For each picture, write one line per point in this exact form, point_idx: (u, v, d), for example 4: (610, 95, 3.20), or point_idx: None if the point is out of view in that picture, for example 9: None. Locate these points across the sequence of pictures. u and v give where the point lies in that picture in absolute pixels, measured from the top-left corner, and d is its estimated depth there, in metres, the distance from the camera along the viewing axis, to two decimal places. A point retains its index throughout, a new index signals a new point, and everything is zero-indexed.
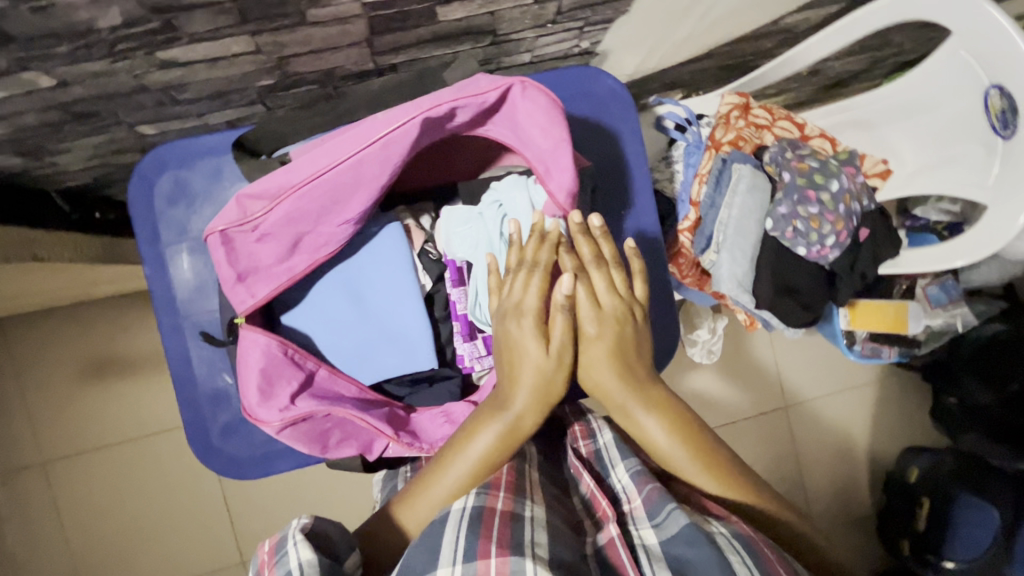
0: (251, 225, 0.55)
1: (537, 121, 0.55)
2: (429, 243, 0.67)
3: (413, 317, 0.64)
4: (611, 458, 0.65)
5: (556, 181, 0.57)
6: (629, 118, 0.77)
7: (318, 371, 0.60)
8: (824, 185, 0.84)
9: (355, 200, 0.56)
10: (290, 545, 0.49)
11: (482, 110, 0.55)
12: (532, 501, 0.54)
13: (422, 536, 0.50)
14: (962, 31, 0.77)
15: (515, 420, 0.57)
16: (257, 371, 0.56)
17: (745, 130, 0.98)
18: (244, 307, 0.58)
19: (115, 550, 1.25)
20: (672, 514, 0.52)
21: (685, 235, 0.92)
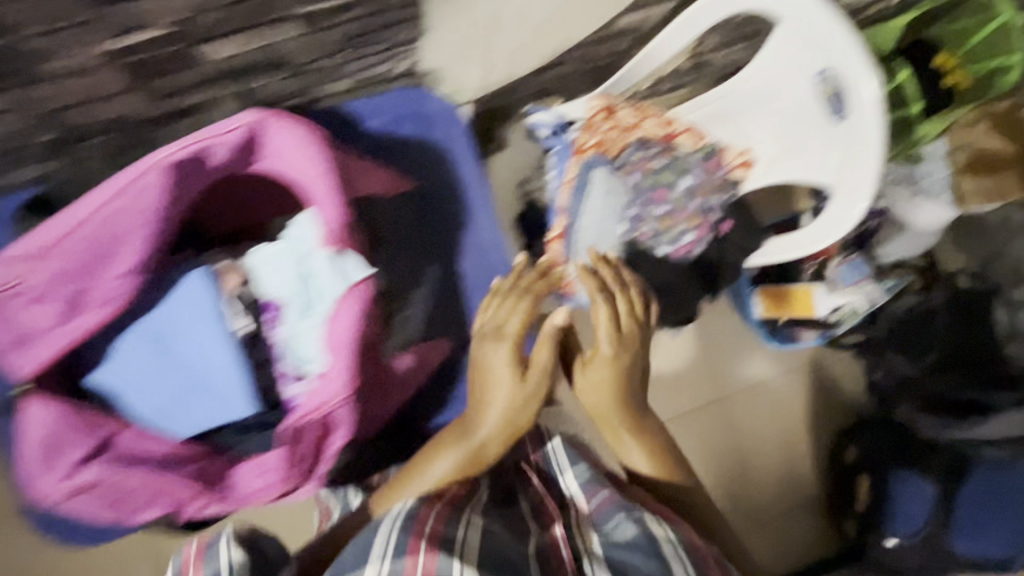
0: (16, 290, 0.53)
1: (293, 150, 0.55)
2: (246, 285, 0.65)
3: (224, 366, 0.61)
4: (560, 464, 0.77)
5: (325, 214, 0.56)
6: (459, 134, 0.78)
7: (120, 433, 0.58)
8: (671, 183, 0.84)
9: (126, 252, 0.56)
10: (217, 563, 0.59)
11: (236, 145, 0.55)
12: (470, 513, 0.61)
13: (355, 544, 0.57)
14: (788, 21, 0.78)
15: (480, 446, 0.68)
16: (37, 444, 0.55)
17: (611, 133, 0.97)
18: (28, 369, 0.58)
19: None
20: (620, 523, 0.63)
21: (554, 243, 0.90)
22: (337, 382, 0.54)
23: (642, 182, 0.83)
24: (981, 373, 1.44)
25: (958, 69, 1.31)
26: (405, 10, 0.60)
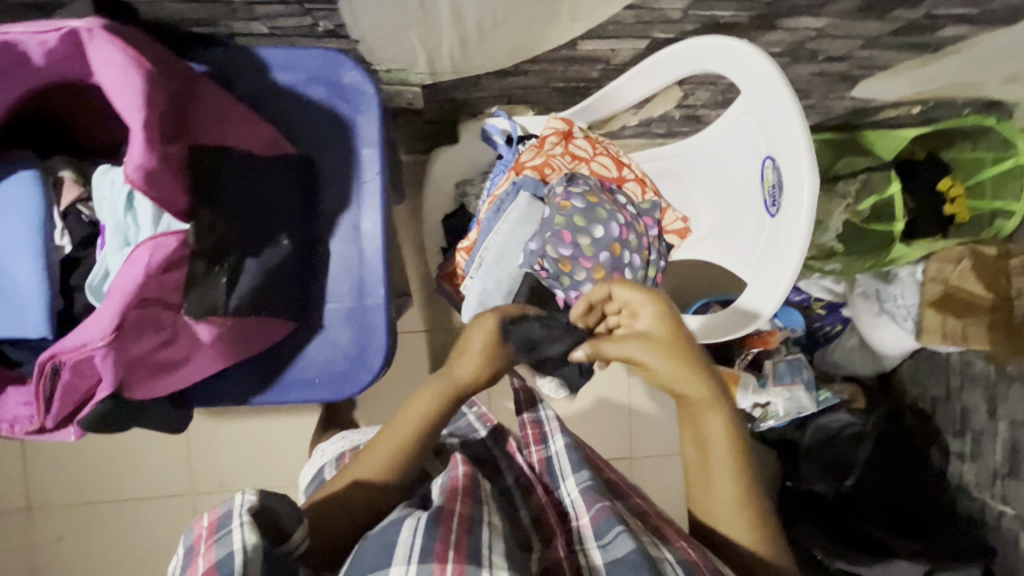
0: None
1: (111, 78, 0.49)
2: (82, 202, 0.61)
3: (23, 277, 0.57)
4: (562, 470, 0.72)
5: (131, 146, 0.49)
6: (367, 114, 0.71)
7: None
8: (585, 229, 0.77)
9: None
10: (236, 524, 0.48)
11: (60, 51, 0.49)
12: (489, 512, 0.57)
13: (377, 544, 0.51)
14: (750, 92, 0.72)
15: (453, 379, 0.66)
16: None
17: (559, 158, 0.91)
18: None
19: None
20: (618, 538, 0.55)
21: (461, 254, 0.88)
22: (98, 328, 0.50)
23: (553, 218, 0.77)
24: (892, 513, 1.36)
25: (961, 199, 1.23)
26: None
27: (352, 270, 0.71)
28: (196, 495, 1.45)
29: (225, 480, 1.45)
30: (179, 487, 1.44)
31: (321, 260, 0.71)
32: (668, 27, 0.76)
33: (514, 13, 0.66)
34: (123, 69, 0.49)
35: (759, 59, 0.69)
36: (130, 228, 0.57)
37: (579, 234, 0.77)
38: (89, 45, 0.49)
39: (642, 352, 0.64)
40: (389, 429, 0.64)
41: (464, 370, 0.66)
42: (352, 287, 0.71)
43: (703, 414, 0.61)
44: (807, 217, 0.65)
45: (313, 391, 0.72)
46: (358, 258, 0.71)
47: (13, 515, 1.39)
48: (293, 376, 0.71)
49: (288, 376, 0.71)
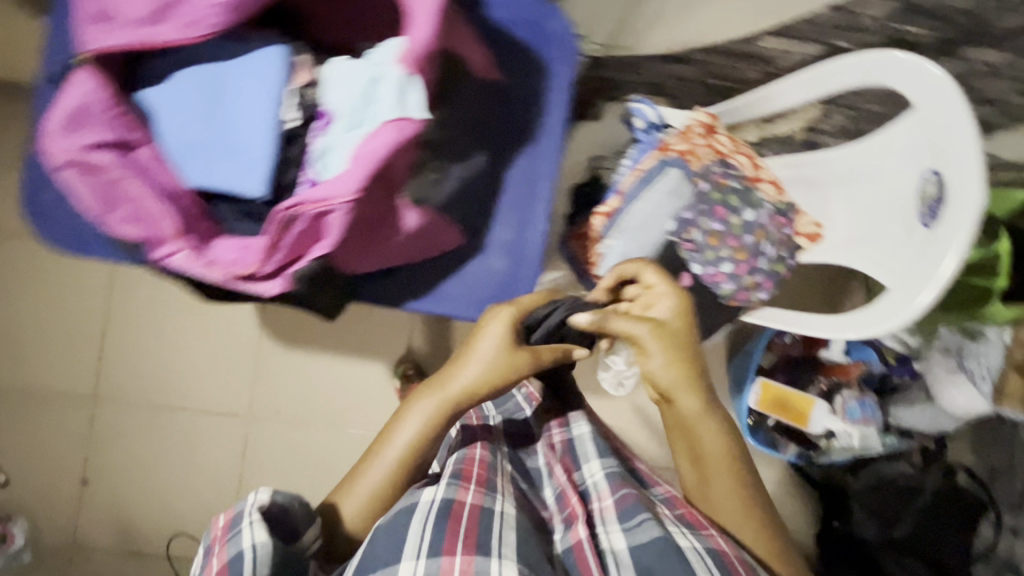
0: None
1: None
2: (311, 86, 0.66)
3: (257, 140, 0.62)
4: (587, 453, 0.77)
5: (417, 30, 0.58)
6: (564, 64, 0.74)
7: (138, 145, 0.58)
8: (737, 209, 0.81)
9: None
10: (246, 523, 0.57)
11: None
12: (502, 500, 0.65)
13: (393, 530, 0.60)
14: (923, 108, 0.74)
15: (449, 395, 0.70)
16: (70, 105, 0.54)
17: (701, 148, 0.95)
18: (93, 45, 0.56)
19: (44, 337, 1.43)
20: (644, 522, 0.62)
21: (598, 218, 0.90)
22: (347, 180, 0.54)
23: (711, 193, 0.81)
24: None
25: None
26: None
27: (521, 203, 0.75)
28: (253, 419, 1.48)
29: (282, 412, 1.49)
30: (238, 409, 1.48)
31: (497, 188, 0.75)
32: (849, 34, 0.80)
33: None
34: None
35: (946, 82, 0.70)
36: (362, 110, 0.61)
37: (731, 213, 0.81)
38: None
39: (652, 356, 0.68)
40: (387, 445, 0.69)
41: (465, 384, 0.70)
42: (519, 217, 0.75)
43: (702, 424, 0.70)
44: (955, 260, 0.68)
45: (460, 308, 0.75)
46: (529, 193, 0.75)
47: (81, 404, 1.44)
48: (445, 289, 0.75)
49: (441, 289, 0.74)
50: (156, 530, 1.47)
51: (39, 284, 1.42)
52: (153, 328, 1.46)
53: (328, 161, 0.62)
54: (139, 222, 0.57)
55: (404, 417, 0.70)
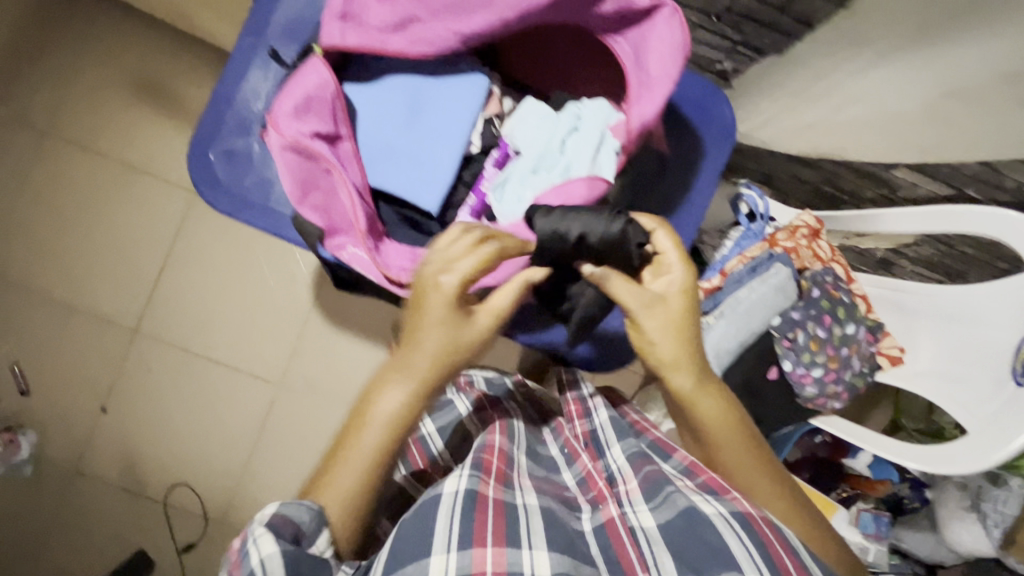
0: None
1: (661, 50, 0.56)
2: (498, 117, 0.69)
3: (445, 160, 0.66)
4: (607, 438, 0.69)
5: (640, 107, 0.57)
6: (720, 148, 0.79)
7: (344, 139, 0.61)
8: (842, 322, 0.85)
9: (480, 16, 0.57)
10: (252, 540, 0.45)
11: (627, 12, 0.56)
12: (524, 492, 0.57)
13: (415, 524, 0.51)
14: None
15: (414, 360, 0.53)
16: (303, 92, 0.57)
17: (805, 249, 0.98)
18: (329, 41, 0.58)
19: (102, 258, 1.43)
20: (668, 500, 0.55)
21: (698, 292, 0.94)
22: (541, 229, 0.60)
23: (821, 301, 0.85)
24: None
25: None
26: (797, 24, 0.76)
27: None
28: (283, 388, 1.49)
29: (311, 388, 1.50)
30: (271, 374, 1.49)
31: None
32: (980, 186, 0.85)
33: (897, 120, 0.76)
34: (676, 49, 0.56)
35: None
36: (555, 161, 0.65)
37: (835, 324, 0.85)
38: (660, 17, 0.55)
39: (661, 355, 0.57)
40: (359, 429, 0.52)
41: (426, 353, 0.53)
42: None
43: (699, 401, 0.58)
44: (1017, 448, 0.72)
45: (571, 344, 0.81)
46: None
47: (121, 333, 1.44)
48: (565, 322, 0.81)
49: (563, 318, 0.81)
50: (160, 474, 1.46)
51: (112, 208, 1.43)
52: (207, 276, 1.46)
53: (508, 195, 0.65)
54: (330, 213, 0.60)
55: (381, 391, 0.53)
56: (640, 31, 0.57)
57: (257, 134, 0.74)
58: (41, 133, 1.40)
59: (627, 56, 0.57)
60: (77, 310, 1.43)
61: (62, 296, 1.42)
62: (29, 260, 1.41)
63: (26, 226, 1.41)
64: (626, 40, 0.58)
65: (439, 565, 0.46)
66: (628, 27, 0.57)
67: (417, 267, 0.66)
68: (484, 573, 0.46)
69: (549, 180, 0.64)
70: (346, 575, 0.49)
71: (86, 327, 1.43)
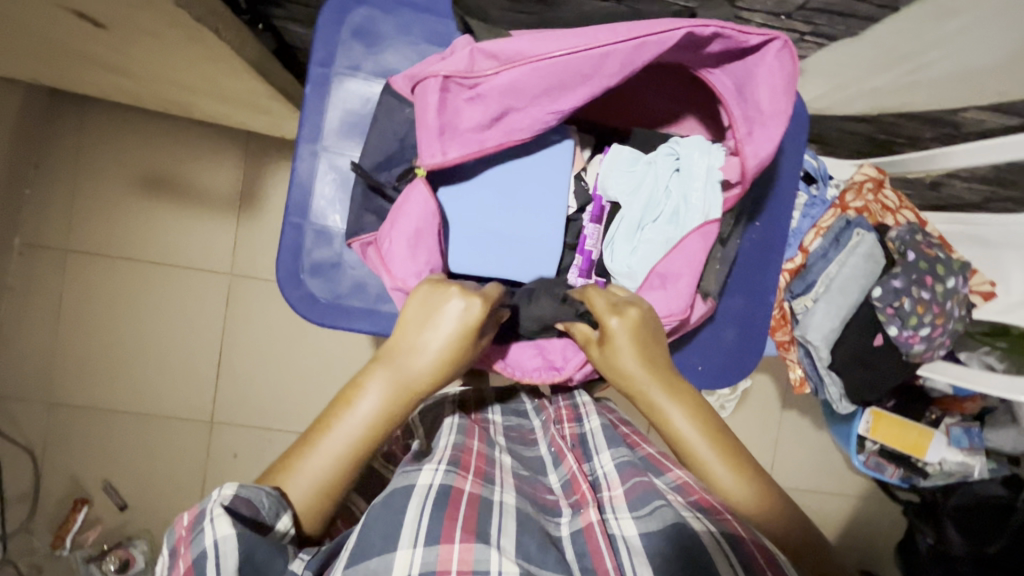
0: (472, 80, 0.54)
1: (771, 82, 0.54)
2: (585, 171, 0.67)
3: (548, 233, 0.65)
4: (597, 444, 0.66)
5: (755, 146, 0.56)
6: (798, 138, 0.76)
7: (446, 261, 0.63)
8: (942, 278, 0.86)
9: (580, 91, 0.54)
10: (208, 520, 0.43)
11: (733, 50, 0.53)
12: (502, 491, 0.55)
13: (381, 514, 0.49)
14: None
15: (410, 374, 0.53)
16: (412, 226, 0.58)
17: (873, 205, 0.95)
18: (430, 161, 0.56)
19: (157, 362, 1.41)
20: (655, 509, 0.50)
21: (783, 275, 0.93)
22: (681, 302, 0.60)
23: (918, 262, 0.85)
24: None
25: None
26: (877, 8, 0.76)
27: (758, 271, 0.78)
28: None
29: None
30: None
31: (739, 263, 0.78)
32: None
33: (982, 73, 0.75)
34: (786, 79, 0.54)
35: None
36: (660, 212, 0.63)
37: (936, 280, 0.85)
38: (769, 50, 0.53)
39: (669, 411, 0.56)
40: (325, 433, 0.51)
41: (415, 373, 0.53)
42: (747, 288, 0.78)
43: (674, 415, 0.55)
44: None
45: (688, 367, 0.78)
46: (762, 263, 0.78)
47: (199, 429, 1.43)
48: (678, 348, 0.78)
49: (675, 344, 0.77)
50: None
51: (156, 310, 1.40)
52: (264, 354, 1.43)
53: (619, 254, 0.65)
54: None
55: (359, 392, 0.52)
56: (742, 65, 0.55)
57: (340, 240, 0.72)
58: (65, 253, 1.36)
59: (732, 93, 0.55)
60: (150, 418, 1.41)
61: (129, 409, 1.41)
62: (88, 382, 1.39)
63: (76, 350, 1.38)
64: (727, 73, 0.55)
65: (402, 567, 0.45)
66: (729, 62, 0.55)
67: (547, 355, 0.68)
68: (450, 569, 0.45)
69: (667, 233, 0.62)
70: (300, 563, 0.46)
71: (161, 432, 1.42)
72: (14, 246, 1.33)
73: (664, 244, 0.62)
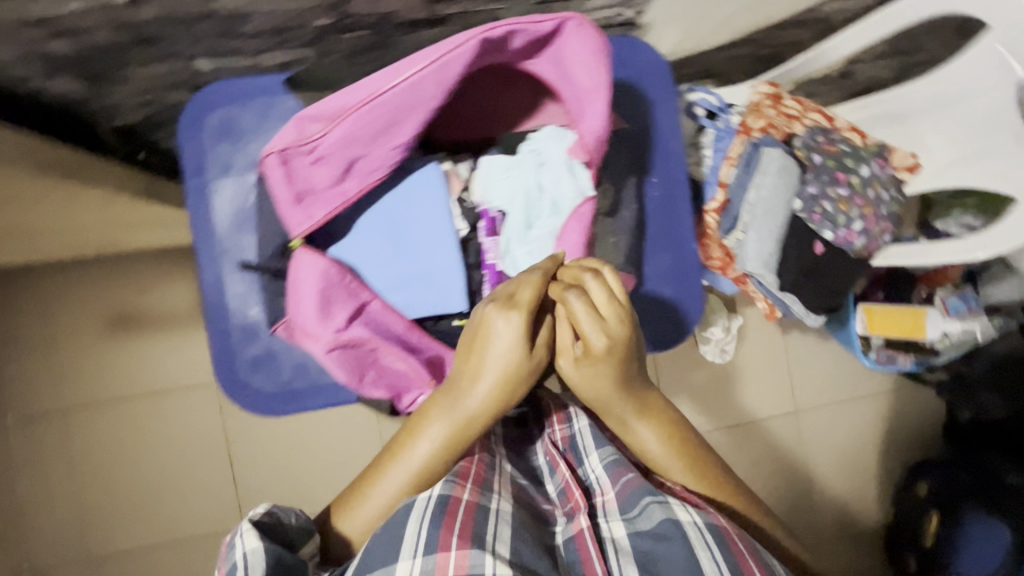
0: (308, 146, 0.56)
1: (582, 59, 0.55)
2: (466, 190, 0.68)
3: (448, 261, 0.65)
4: (585, 447, 0.66)
5: (587, 124, 0.58)
6: (665, 88, 0.77)
7: (372, 302, 0.61)
8: (854, 169, 0.87)
9: (410, 121, 0.57)
10: (239, 535, 0.50)
11: (537, 39, 0.54)
12: (499, 497, 0.56)
13: (381, 534, 0.51)
14: (1002, 26, 0.78)
15: (466, 412, 0.57)
16: (316, 291, 0.58)
17: (777, 119, 0.93)
18: (301, 229, 0.59)
19: (176, 488, 1.43)
20: (647, 510, 0.54)
21: (711, 215, 0.94)
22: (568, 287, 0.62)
23: (826, 163, 0.87)
24: None
25: None
26: None
27: (674, 226, 0.78)
28: None
29: None
30: None
31: (652, 222, 0.78)
32: None
33: None
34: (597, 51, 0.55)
35: None
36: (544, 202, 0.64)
37: (849, 174, 0.87)
38: (568, 31, 0.54)
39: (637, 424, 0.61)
40: (395, 463, 0.57)
41: (474, 415, 0.58)
42: (669, 244, 0.78)
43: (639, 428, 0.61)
44: None
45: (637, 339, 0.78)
46: (672, 217, 0.78)
47: None
48: None
49: None
50: None
51: (159, 440, 1.43)
52: (272, 447, 1.45)
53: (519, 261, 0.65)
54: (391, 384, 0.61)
55: (413, 439, 0.58)
56: (554, 49, 0.56)
57: (266, 331, 0.73)
58: (58, 416, 1.40)
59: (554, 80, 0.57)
60: (184, 543, 1.43)
61: (162, 540, 1.43)
62: (117, 528, 1.42)
63: (97, 501, 1.41)
64: (543, 59, 0.57)
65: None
66: (540, 50, 0.56)
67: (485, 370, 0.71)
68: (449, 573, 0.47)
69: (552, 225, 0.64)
70: None
71: (199, 554, 1.44)
72: (8, 425, 1.37)
73: (554, 237, 0.64)
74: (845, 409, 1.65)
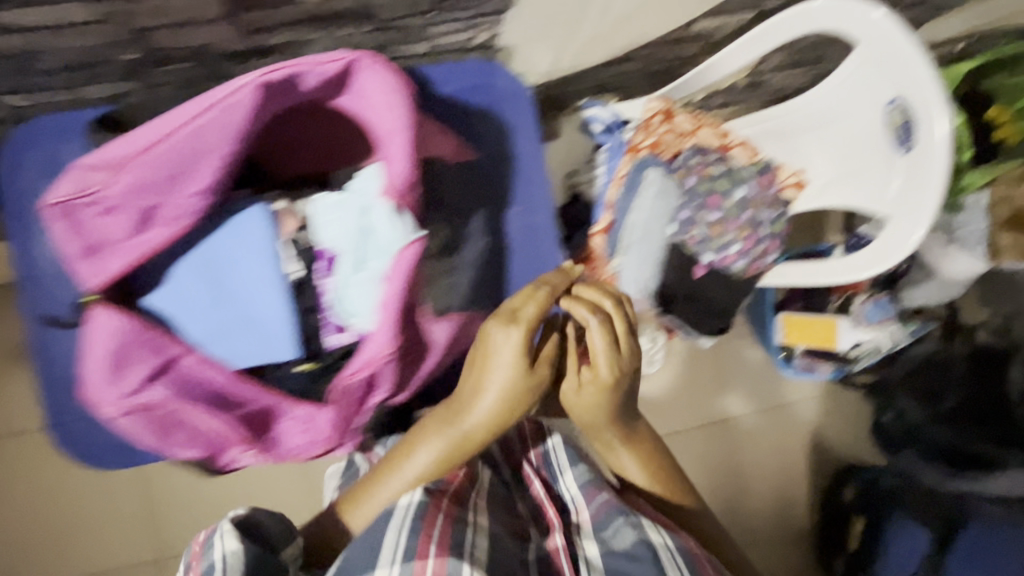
0: (90, 197, 0.54)
1: (378, 100, 0.54)
2: (302, 230, 0.64)
3: (273, 310, 0.61)
4: (559, 463, 0.66)
5: (391, 166, 0.56)
6: (524, 113, 0.75)
7: (182, 356, 0.57)
8: (727, 192, 0.86)
9: (205, 167, 0.53)
10: (217, 535, 0.53)
11: (330, 81, 0.53)
12: (476, 512, 0.57)
13: (359, 542, 0.53)
14: (869, 46, 0.78)
15: (467, 431, 0.60)
16: (105, 351, 0.55)
17: (665, 137, 0.92)
18: (95, 281, 0.57)
19: None
20: (620, 530, 0.56)
21: (597, 238, 0.89)
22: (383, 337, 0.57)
23: (697, 187, 0.86)
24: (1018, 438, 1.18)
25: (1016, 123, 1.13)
26: None
27: (540, 259, 0.76)
28: None
29: None
30: None
31: (514, 255, 0.75)
32: None
33: None
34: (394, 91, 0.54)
35: (868, 12, 0.75)
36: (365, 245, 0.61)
37: (722, 198, 0.86)
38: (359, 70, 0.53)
39: (622, 453, 0.67)
40: (395, 469, 0.61)
41: (472, 430, 0.60)
42: (533, 278, 0.76)
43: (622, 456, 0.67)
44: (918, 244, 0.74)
45: None
46: (535, 249, 0.75)
47: None
48: None
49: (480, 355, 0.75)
50: None
51: None
52: None
53: (352, 305, 0.63)
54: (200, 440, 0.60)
55: (410, 451, 0.61)
56: (354, 89, 0.55)
57: None
58: None
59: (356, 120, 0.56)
60: None
61: None
62: None
63: None
64: (347, 99, 0.56)
65: None
66: (341, 89, 0.55)
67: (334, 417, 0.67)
68: None
69: (377, 269, 0.61)
70: None
71: None
72: None
73: (377, 282, 0.61)
74: (782, 420, 1.60)
